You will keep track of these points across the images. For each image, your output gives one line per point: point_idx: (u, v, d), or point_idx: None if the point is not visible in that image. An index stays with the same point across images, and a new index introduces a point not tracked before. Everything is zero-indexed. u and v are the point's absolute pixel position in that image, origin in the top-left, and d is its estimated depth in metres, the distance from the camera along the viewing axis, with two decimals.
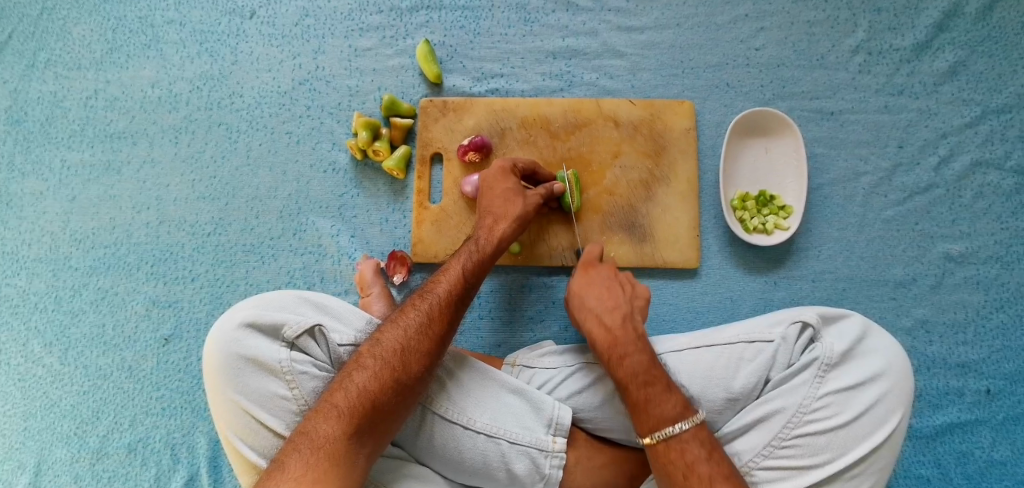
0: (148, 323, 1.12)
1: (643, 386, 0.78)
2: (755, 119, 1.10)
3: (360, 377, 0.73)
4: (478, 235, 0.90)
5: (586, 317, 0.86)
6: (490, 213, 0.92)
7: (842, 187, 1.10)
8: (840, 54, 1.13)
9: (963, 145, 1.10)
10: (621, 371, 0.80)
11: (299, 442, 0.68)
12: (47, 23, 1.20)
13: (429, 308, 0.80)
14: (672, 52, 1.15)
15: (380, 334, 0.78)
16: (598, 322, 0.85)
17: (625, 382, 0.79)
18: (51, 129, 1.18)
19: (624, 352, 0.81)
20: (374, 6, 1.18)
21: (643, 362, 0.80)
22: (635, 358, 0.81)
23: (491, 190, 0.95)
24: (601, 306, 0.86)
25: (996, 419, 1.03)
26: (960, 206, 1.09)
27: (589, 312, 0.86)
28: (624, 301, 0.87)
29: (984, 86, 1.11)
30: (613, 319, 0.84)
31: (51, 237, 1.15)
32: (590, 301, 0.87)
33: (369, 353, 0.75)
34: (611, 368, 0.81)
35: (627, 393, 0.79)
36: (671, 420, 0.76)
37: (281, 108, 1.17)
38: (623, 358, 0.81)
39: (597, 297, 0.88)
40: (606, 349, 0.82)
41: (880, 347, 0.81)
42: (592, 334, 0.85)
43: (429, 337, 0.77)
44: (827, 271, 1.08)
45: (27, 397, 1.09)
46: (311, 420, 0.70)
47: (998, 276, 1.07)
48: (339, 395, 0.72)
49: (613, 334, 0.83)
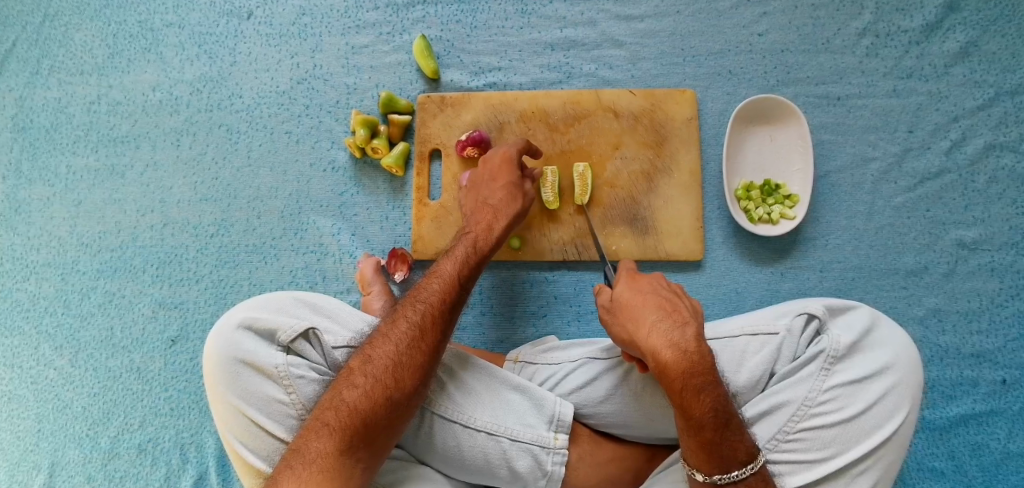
0: (155, 325, 1.13)
1: (719, 429, 0.71)
2: (759, 106, 1.07)
3: (351, 395, 0.72)
4: (474, 234, 0.91)
5: (654, 336, 0.76)
6: (487, 206, 0.95)
7: (849, 174, 1.07)
8: (846, 38, 1.10)
9: (976, 128, 1.07)
10: (699, 408, 0.71)
11: (291, 459, 0.68)
12: (50, 30, 1.21)
13: (420, 319, 0.78)
14: (672, 40, 1.12)
15: (371, 349, 0.76)
16: (672, 343, 0.75)
17: (700, 422, 0.71)
18: (57, 135, 1.19)
19: (702, 384, 0.72)
20: (370, 3, 1.17)
21: (718, 399, 0.72)
22: (711, 391, 0.72)
23: (492, 179, 0.98)
24: (671, 325, 0.77)
25: (1013, 410, 1.00)
26: (973, 191, 1.05)
27: (657, 331, 0.77)
28: (691, 318, 0.79)
29: (997, 67, 1.07)
30: (686, 340, 0.76)
31: (58, 241, 1.16)
32: (652, 317, 0.78)
33: (361, 371, 0.74)
34: (687, 402, 0.71)
35: (700, 432, 0.71)
36: (741, 464, 0.71)
37: (280, 108, 1.17)
38: (700, 391, 0.72)
39: (662, 314, 0.79)
40: (681, 376, 0.73)
41: (889, 339, 0.79)
42: (663, 357, 0.74)
43: (421, 350, 0.76)
44: (835, 260, 1.06)
45: (40, 399, 1.11)
46: (303, 437, 0.70)
47: (1013, 263, 1.04)
48: (329, 413, 0.71)
49: (689, 359, 0.74)
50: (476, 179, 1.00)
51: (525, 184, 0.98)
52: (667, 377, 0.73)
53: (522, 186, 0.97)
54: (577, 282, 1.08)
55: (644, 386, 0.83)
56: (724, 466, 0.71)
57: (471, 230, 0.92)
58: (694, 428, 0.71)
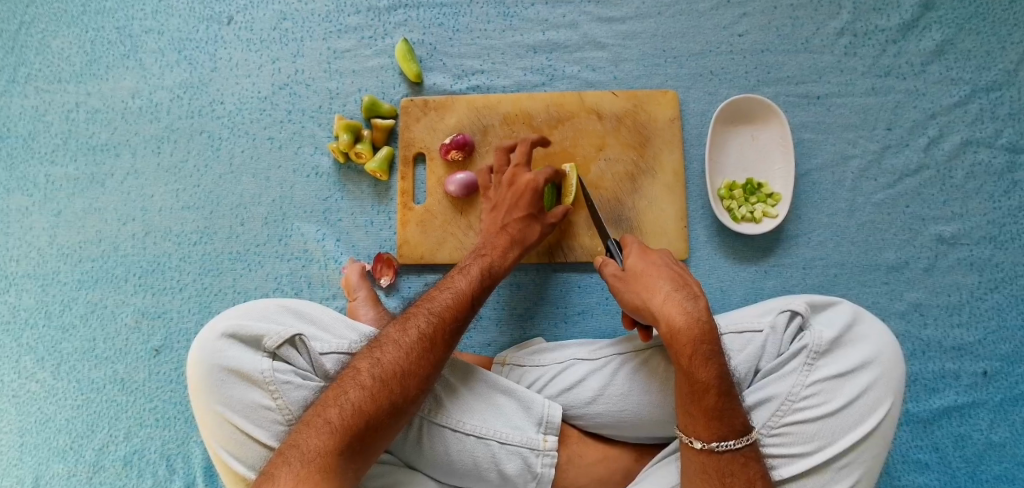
0: (138, 335, 1.11)
1: (721, 396, 0.73)
2: (740, 105, 1.08)
3: (356, 396, 0.71)
4: (491, 257, 0.92)
5: (668, 304, 0.77)
6: (507, 234, 0.94)
7: (830, 172, 1.09)
8: (824, 38, 1.12)
9: (953, 125, 1.08)
10: (704, 372, 0.73)
11: (288, 455, 0.67)
12: (26, 37, 1.20)
13: (431, 331, 0.78)
14: (654, 42, 1.13)
15: (380, 353, 0.76)
16: (687, 312, 0.76)
17: (705, 387, 0.73)
18: (34, 143, 1.17)
19: (710, 352, 0.74)
20: (352, 8, 1.17)
21: (723, 368, 0.74)
22: (718, 360, 0.74)
23: (513, 206, 0.96)
24: (684, 296, 0.78)
25: (995, 401, 1.02)
26: (952, 187, 1.07)
27: (672, 300, 0.78)
28: (701, 292, 0.80)
29: (973, 64, 1.09)
30: (698, 310, 0.77)
31: (38, 252, 1.14)
32: (668, 287, 0.80)
33: (368, 372, 0.74)
34: (693, 367, 0.73)
35: (704, 398, 0.73)
36: (739, 434, 0.73)
37: (261, 114, 1.16)
38: (708, 358, 0.74)
39: (675, 285, 0.80)
40: (692, 341, 0.74)
41: (871, 334, 0.80)
42: (676, 323, 0.76)
43: (428, 362, 0.76)
44: (818, 257, 1.07)
45: (22, 413, 1.09)
46: (303, 432, 0.69)
47: (992, 256, 1.05)
48: (333, 411, 0.70)
49: (702, 328, 0.75)
50: (498, 200, 0.98)
51: (543, 215, 0.98)
52: (677, 343, 0.75)
53: (540, 218, 0.97)
54: (564, 284, 1.08)
55: (631, 388, 0.83)
56: (721, 433, 0.72)
57: (488, 253, 0.92)
58: (699, 392, 0.73)
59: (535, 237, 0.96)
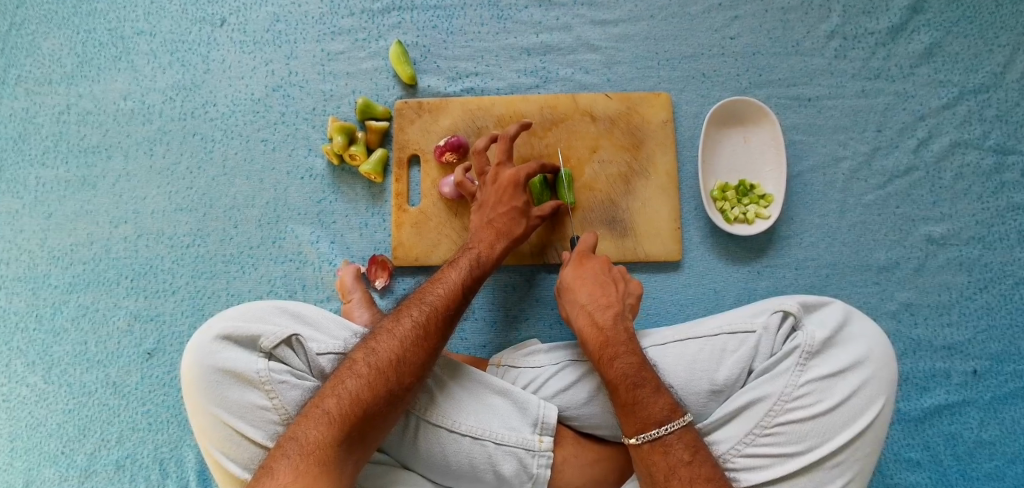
0: (130, 338, 1.11)
1: (632, 388, 0.79)
2: (733, 108, 1.09)
3: (353, 384, 0.72)
4: (478, 250, 0.92)
5: (580, 317, 0.89)
6: (492, 228, 0.95)
7: (821, 173, 1.10)
8: (816, 40, 1.13)
9: (942, 127, 1.10)
10: (612, 371, 0.81)
11: (287, 448, 0.67)
12: (17, 38, 1.19)
13: (424, 320, 0.79)
14: (647, 44, 1.14)
15: (375, 342, 0.76)
16: (590, 321, 0.88)
17: (615, 384, 0.80)
18: (25, 145, 1.16)
19: (615, 352, 0.83)
20: (346, 9, 1.17)
21: (632, 364, 0.81)
22: (626, 358, 0.82)
23: (498, 201, 0.96)
24: (596, 306, 0.89)
25: (984, 399, 1.03)
26: (941, 188, 1.08)
27: (583, 311, 0.89)
28: (618, 301, 0.90)
29: (960, 67, 1.11)
30: (603, 319, 0.87)
31: (29, 255, 1.13)
32: (584, 299, 0.90)
33: (364, 361, 0.74)
34: (603, 368, 0.82)
35: (617, 394, 0.80)
36: (658, 424, 0.76)
37: (255, 115, 1.16)
38: (614, 358, 0.82)
39: (593, 298, 0.90)
40: (597, 347, 0.84)
41: (863, 334, 0.81)
42: (585, 334, 0.87)
43: (423, 350, 0.77)
44: (810, 258, 1.08)
45: (12, 417, 1.08)
46: (301, 424, 0.69)
47: (981, 256, 1.07)
48: (331, 401, 0.70)
49: (605, 334, 0.85)
50: (484, 198, 0.98)
51: (531, 210, 0.97)
52: (589, 351, 0.85)
53: (527, 213, 0.97)
54: None
55: None
56: (643, 425, 0.77)
57: (475, 246, 0.93)
58: (611, 390, 0.80)
59: (522, 230, 0.96)
